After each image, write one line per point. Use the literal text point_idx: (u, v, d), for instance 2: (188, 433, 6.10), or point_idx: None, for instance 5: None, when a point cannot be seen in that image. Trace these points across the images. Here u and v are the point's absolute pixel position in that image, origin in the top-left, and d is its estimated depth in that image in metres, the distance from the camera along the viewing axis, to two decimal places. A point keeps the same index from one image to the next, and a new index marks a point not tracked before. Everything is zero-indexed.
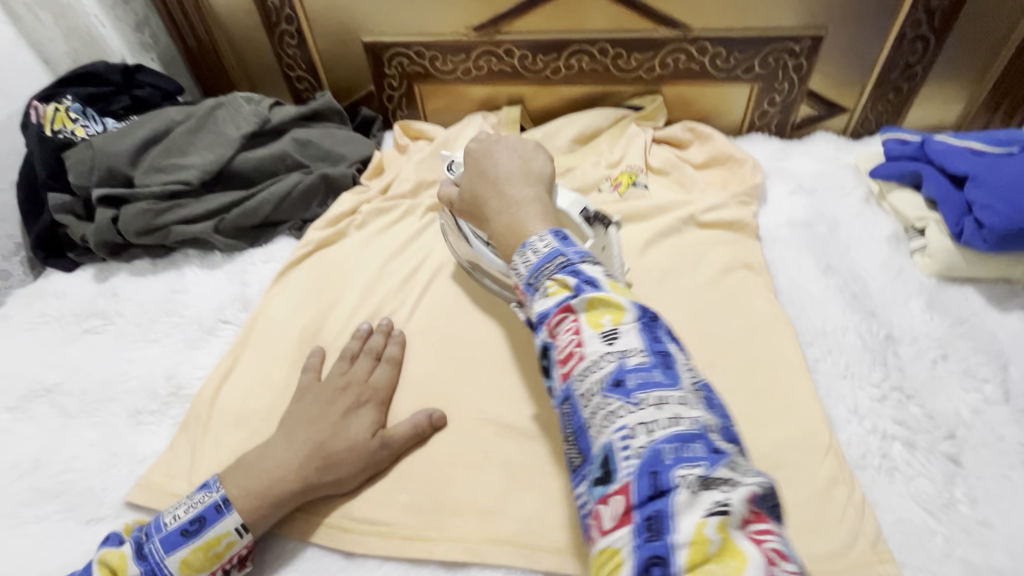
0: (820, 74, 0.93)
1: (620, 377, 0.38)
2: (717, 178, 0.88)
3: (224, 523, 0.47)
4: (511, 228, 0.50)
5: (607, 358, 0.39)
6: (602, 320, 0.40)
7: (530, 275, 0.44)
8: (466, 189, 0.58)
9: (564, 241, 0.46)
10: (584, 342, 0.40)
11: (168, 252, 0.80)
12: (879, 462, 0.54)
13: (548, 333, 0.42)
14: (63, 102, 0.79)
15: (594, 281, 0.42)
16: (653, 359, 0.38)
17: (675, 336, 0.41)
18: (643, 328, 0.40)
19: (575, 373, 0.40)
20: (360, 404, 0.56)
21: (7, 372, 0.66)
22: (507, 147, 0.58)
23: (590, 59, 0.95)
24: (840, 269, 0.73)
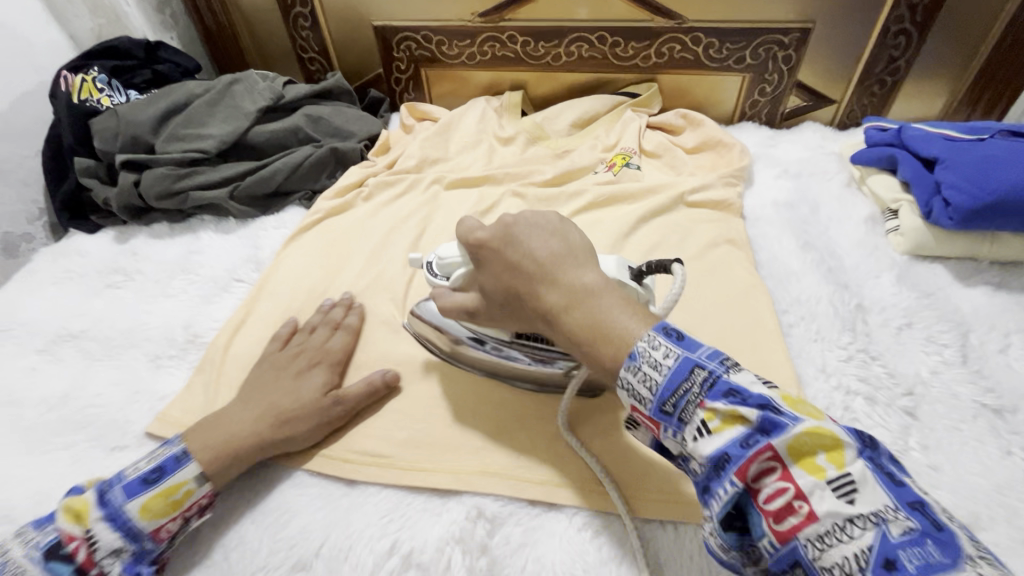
0: (808, 66, 0.98)
1: (887, 551, 0.30)
2: (708, 162, 0.93)
3: (186, 470, 0.50)
4: (598, 333, 0.41)
5: (854, 522, 0.31)
6: (819, 463, 0.33)
7: (664, 400, 0.38)
8: (498, 285, 0.48)
9: (684, 342, 0.38)
10: (805, 495, 0.32)
11: (185, 217, 0.84)
12: (842, 414, 0.58)
13: (740, 481, 0.34)
14: (90, 73, 0.84)
15: (772, 406, 0.35)
16: (913, 518, 0.31)
17: (904, 468, 0.34)
18: (874, 470, 0.33)
19: (804, 538, 0.32)
20: (312, 366, 0.60)
21: (36, 319, 0.70)
22: (530, 227, 0.47)
23: (589, 47, 0.99)
24: (818, 245, 0.77)
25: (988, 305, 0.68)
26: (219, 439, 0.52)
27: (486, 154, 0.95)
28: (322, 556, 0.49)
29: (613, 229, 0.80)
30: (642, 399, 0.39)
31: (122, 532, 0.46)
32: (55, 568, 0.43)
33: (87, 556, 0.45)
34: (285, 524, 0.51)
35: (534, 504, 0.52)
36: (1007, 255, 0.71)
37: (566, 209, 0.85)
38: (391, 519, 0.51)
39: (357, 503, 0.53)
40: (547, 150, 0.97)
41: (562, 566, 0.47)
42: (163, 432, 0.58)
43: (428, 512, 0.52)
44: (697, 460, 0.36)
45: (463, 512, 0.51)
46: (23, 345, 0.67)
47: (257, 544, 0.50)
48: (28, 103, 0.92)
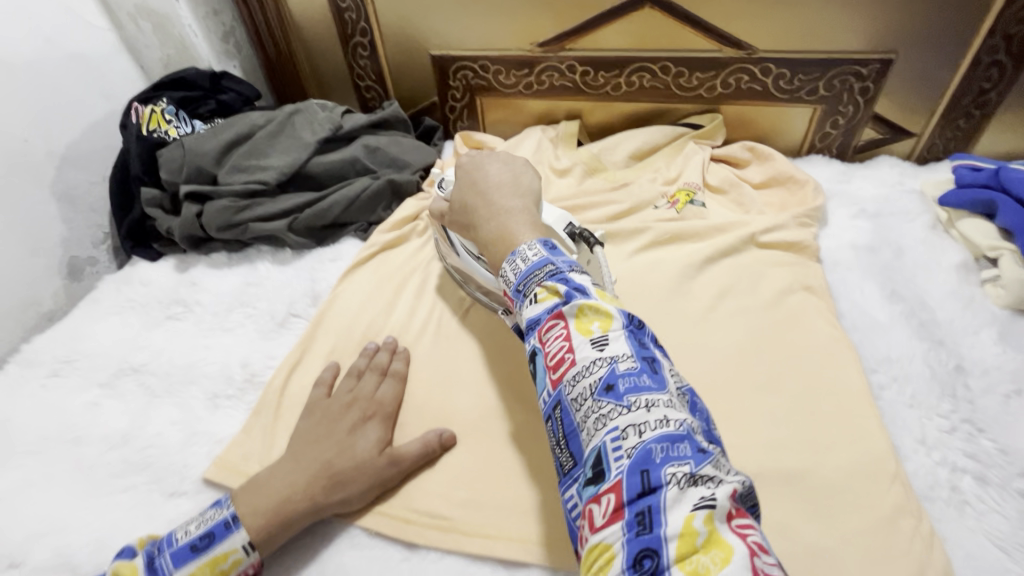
0: (887, 98, 0.92)
1: (610, 381, 0.38)
2: (777, 199, 0.88)
3: (233, 539, 0.48)
4: (500, 237, 0.51)
5: (597, 363, 0.39)
6: (590, 327, 0.41)
7: (519, 283, 0.45)
8: (456, 197, 0.59)
9: (552, 250, 0.46)
10: (573, 347, 0.40)
11: (243, 247, 0.84)
12: (949, 494, 0.53)
13: (537, 342, 0.42)
14: (159, 105, 0.86)
15: (581, 288, 0.42)
16: (641, 362, 0.39)
17: (659, 341, 0.42)
18: (630, 334, 0.40)
19: (565, 380, 0.40)
20: (366, 419, 0.57)
21: (98, 351, 0.71)
22: (496, 159, 0.59)
23: (651, 77, 0.96)
24: (906, 295, 0.72)
25: None
26: (270, 502, 0.50)
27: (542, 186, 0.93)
28: None
29: (679, 270, 0.76)
30: (507, 282, 0.47)
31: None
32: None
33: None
34: None
35: None
36: None
37: (627, 247, 0.82)
38: None
39: (420, 570, 0.50)
40: (604, 182, 0.93)
41: None
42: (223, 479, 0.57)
43: None
44: (522, 327, 0.45)
45: None
46: (86, 378, 0.68)
47: None
48: (97, 131, 0.94)
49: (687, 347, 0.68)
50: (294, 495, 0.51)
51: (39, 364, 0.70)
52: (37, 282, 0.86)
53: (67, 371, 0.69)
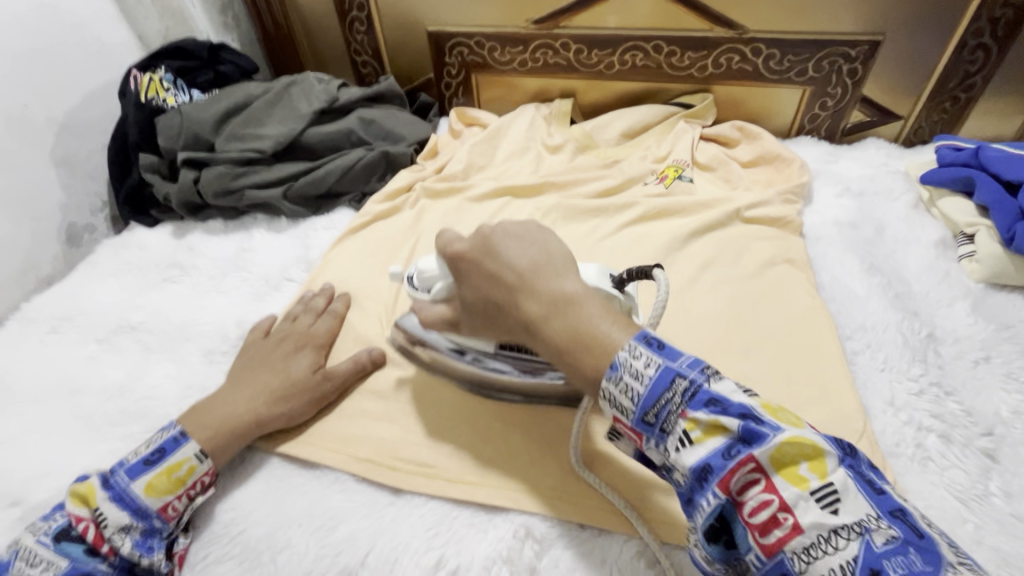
0: (875, 80, 0.94)
1: (872, 563, 0.30)
2: (764, 177, 0.89)
3: (185, 448, 0.51)
4: (575, 339, 0.42)
5: (838, 532, 0.32)
6: (800, 474, 0.34)
7: (646, 410, 0.38)
8: (478, 295, 0.49)
9: (666, 352, 0.39)
10: (789, 506, 0.33)
11: (239, 215, 0.86)
12: (913, 451, 0.55)
13: (724, 493, 0.35)
14: (158, 72, 0.87)
15: (755, 415, 0.36)
16: (893, 527, 0.32)
17: (879, 480, 0.35)
18: (854, 481, 0.34)
19: (789, 550, 0.32)
20: (299, 348, 0.62)
21: (96, 310, 0.73)
22: (509, 236, 0.48)
23: (644, 56, 0.98)
24: (884, 268, 0.74)
25: None
26: (214, 420, 0.53)
27: (533, 161, 0.95)
28: (367, 565, 0.48)
29: (665, 243, 0.78)
30: (625, 409, 0.40)
31: (130, 509, 0.47)
32: (68, 546, 0.44)
33: (97, 533, 0.46)
34: (331, 530, 0.51)
35: (584, 527, 0.50)
36: None
37: (616, 221, 0.84)
38: (438, 532, 0.50)
39: (403, 513, 0.52)
40: (595, 159, 0.95)
41: None
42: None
43: (474, 528, 0.51)
44: (682, 472, 0.37)
45: (511, 531, 0.50)
46: (85, 334, 0.69)
47: (303, 547, 0.49)
48: (97, 100, 0.96)
49: (670, 315, 0.70)
50: (240, 415, 0.54)
51: (39, 320, 0.71)
52: (36, 246, 0.87)
53: (66, 327, 0.70)
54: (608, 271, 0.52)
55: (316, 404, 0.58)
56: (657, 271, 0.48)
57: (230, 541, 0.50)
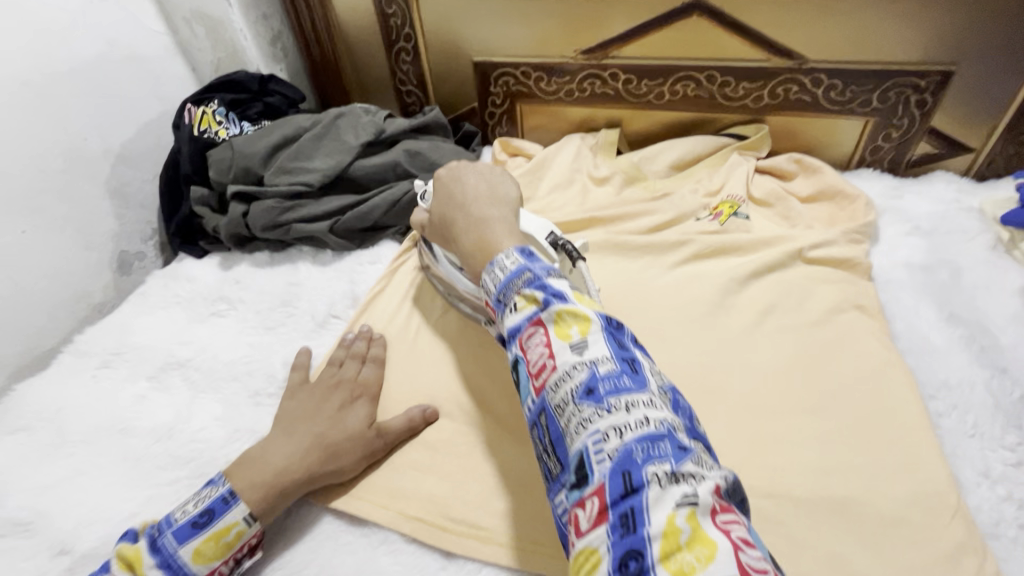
0: (945, 111, 0.89)
1: (591, 384, 0.39)
2: (825, 213, 0.85)
3: (234, 513, 0.49)
4: (480, 243, 0.54)
5: (576, 368, 0.40)
6: (570, 331, 0.42)
7: (500, 292, 0.46)
8: (436, 211, 0.63)
9: (530, 258, 0.48)
10: (553, 353, 0.41)
11: (285, 247, 0.86)
12: (1016, 532, 0.50)
13: (520, 350, 0.44)
14: (211, 106, 0.88)
15: (560, 294, 0.43)
16: (620, 364, 0.40)
17: (638, 345, 0.43)
18: (610, 336, 0.41)
19: (548, 386, 0.41)
20: (353, 399, 0.59)
21: (146, 345, 0.73)
22: (474, 172, 0.64)
23: (696, 86, 0.95)
24: (965, 318, 0.68)
25: None
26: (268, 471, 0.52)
27: (580, 194, 0.93)
28: None
29: (722, 284, 0.74)
30: (486, 293, 0.48)
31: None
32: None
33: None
34: None
35: None
36: None
37: (668, 259, 0.80)
38: None
39: None
40: (644, 192, 0.92)
41: None
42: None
43: None
44: (504, 335, 0.46)
45: None
46: (135, 370, 0.69)
47: None
48: (151, 130, 0.98)
49: (731, 363, 0.66)
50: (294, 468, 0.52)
51: (90, 354, 0.72)
52: (88, 274, 0.89)
53: (117, 362, 0.71)
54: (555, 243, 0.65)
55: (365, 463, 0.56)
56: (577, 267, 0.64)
57: None
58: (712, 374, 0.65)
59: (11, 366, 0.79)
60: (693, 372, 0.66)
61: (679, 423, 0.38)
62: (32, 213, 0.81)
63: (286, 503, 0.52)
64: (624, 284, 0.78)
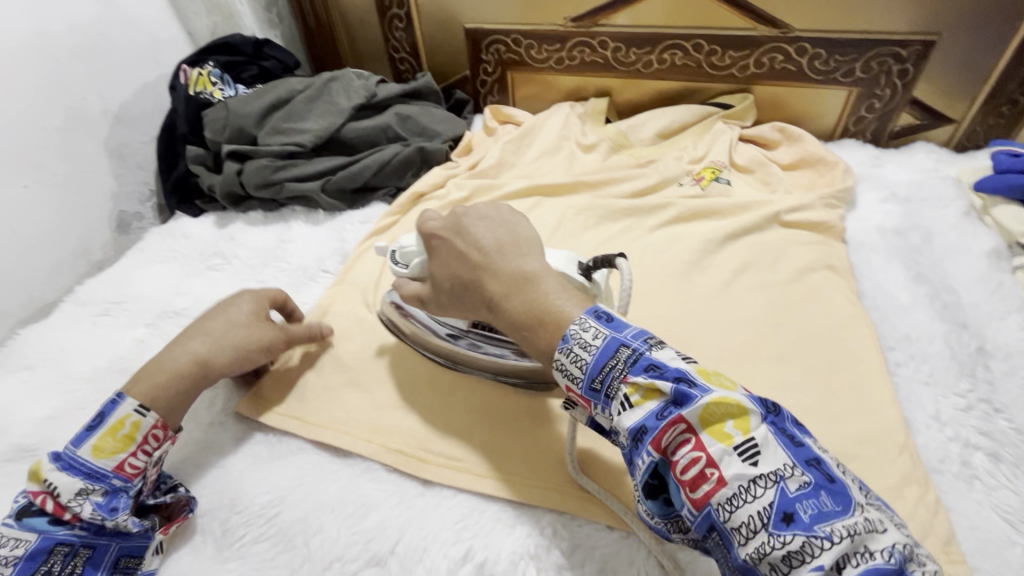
0: (926, 82, 0.90)
1: (786, 506, 0.35)
2: (804, 180, 0.87)
3: (124, 407, 0.51)
4: (535, 313, 0.47)
5: (758, 483, 0.36)
6: (727, 431, 0.37)
7: (593, 377, 0.42)
8: (446, 272, 0.55)
9: (612, 325, 0.44)
10: (715, 462, 0.36)
11: (278, 207, 0.88)
12: (959, 469, 0.53)
13: (656, 452, 0.39)
14: (206, 68, 0.90)
15: (688, 379, 0.39)
16: (808, 473, 0.36)
17: (804, 432, 0.40)
18: (778, 435, 0.38)
19: (716, 502, 0.36)
20: (241, 298, 0.62)
21: (144, 295, 0.76)
22: (479, 218, 0.56)
23: (683, 55, 0.96)
24: (932, 277, 0.71)
25: None
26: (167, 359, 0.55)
27: (567, 160, 0.95)
28: (396, 553, 0.49)
29: (699, 245, 0.77)
30: (574, 377, 0.44)
31: (82, 475, 0.48)
32: (32, 521, 0.47)
33: (56, 504, 0.47)
34: (362, 517, 0.52)
35: (613, 528, 0.50)
36: None
37: (649, 222, 0.82)
38: (466, 525, 0.51)
39: (433, 505, 0.53)
40: (629, 159, 0.94)
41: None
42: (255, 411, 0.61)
43: (501, 523, 0.51)
44: (624, 433, 0.41)
45: (540, 529, 0.50)
46: (133, 318, 0.73)
47: (335, 533, 0.51)
48: (148, 92, 1.00)
49: (704, 319, 0.69)
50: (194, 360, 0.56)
51: (91, 303, 0.75)
52: (88, 232, 0.91)
53: (115, 311, 0.74)
54: (579, 260, 0.55)
55: (264, 351, 0.60)
56: (620, 262, 0.52)
57: (265, 523, 0.52)
58: (685, 327, 0.68)
59: (14, 316, 0.82)
60: (667, 325, 0.69)
61: (905, 549, 0.33)
62: (33, 168, 0.83)
63: (195, 394, 0.56)
64: (605, 246, 0.80)
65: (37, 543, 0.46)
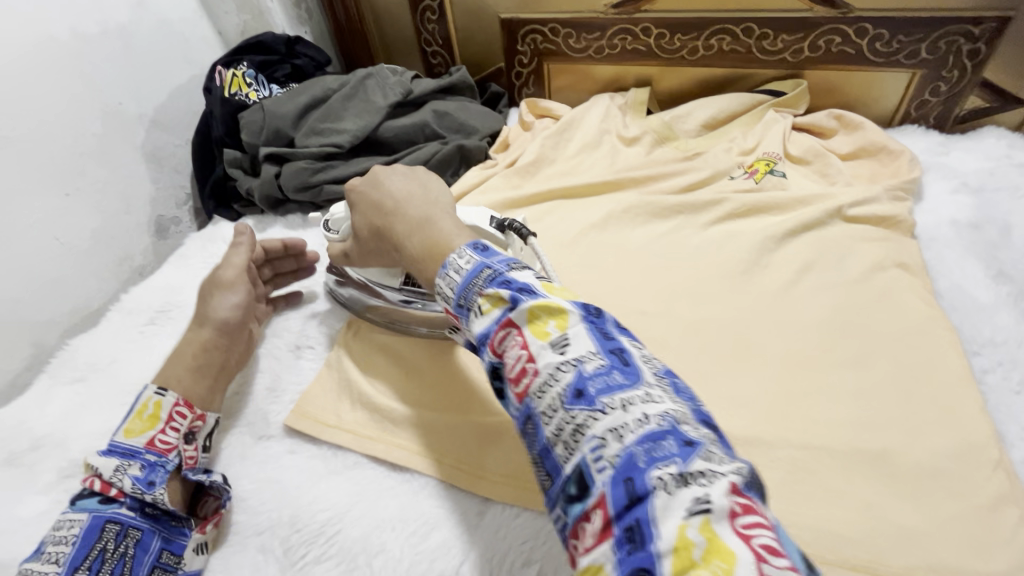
0: (999, 62, 0.84)
1: (580, 386, 0.33)
2: (866, 171, 0.82)
3: (146, 391, 0.55)
4: (427, 245, 0.47)
5: (562, 368, 0.34)
6: (546, 328, 0.36)
7: (460, 295, 0.40)
8: (365, 222, 0.56)
9: (486, 253, 0.42)
10: (534, 356, 0.35)
11: (316, 209, 0.87)
12: None
13: (494, 356, 0.37)
14: (240, 68, 0.88)
15: (528, 288, 0.38)
16: (608, 357, 0.34)
17: (624, 330, 0.38)
18: (591, 326, 0.36)
19: (530, 393, 0.35)
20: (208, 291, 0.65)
21: (189, 303, 0.75)
22: (394, 172, 0.56)
23: (732, 40, 0.91)
24: (1014, 275, 0.66)
25: None
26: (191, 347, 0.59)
27: (609, 154, 0.91)
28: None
29: (757, 243, 0.73)
30: (446, 299, 0.42)
31: (119, 455, 0.51)
32: (84, 502, 0.49)
33: (103, 482, 0.49)
34: (425, 536, 0.50)
35: None
36: None
37: (701, 218, 0.79)
38: (533, 546, 0.49)
39: (495, 526, 0.51)
40: (675, 152, 0.90)
41: None
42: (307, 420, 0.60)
43: None
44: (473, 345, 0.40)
45: None
46: (180, 326, 0.72)
47: (398, 552, 0.49)
48: (182, 94, 0.98)
49: (767, 322, 0.65)
50: (218, 341, 0.60)
51: (137, 312, 0.75)
52: (129, 238, 0.91)
53: (162, 319, 0.73)
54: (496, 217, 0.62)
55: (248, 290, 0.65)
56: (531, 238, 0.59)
57: (326, 541, 0.51)
58: (746, 330, 0.65)
59: (61, 325, 0.82)
60: (725, 328, 0.65)
61: (682, 413, 0.32)
62: (76, 175, 0.83)
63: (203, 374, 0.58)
64: (657, 245, 0.77)
65: (90, 521, 0.47)
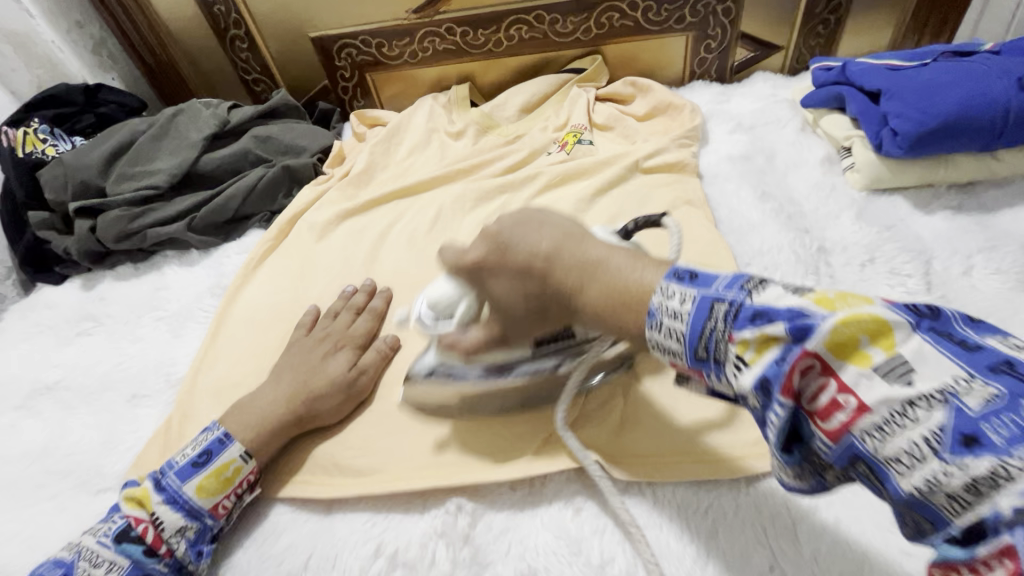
0: (750, 18, 0.97)
1: (963, 428, 0.25)
2: (660, 127, 0.92)
3: (229, 450, 0.53)
4: (614, 299, 0.38)
5: (918, 404, 0.27)
6: (866, 354, 0.29)
7: (695, 346, 0.33)
8: (509, 292, 0.45)
9: (698, 282, 0.35)
10: (851, 388, 0.28)
11: (148, 255, 0.84)
12: None
13: (790, 401, 0.30)
14: (32, 125, 0.85)
15: (803, 310, 0.30)
16: (997, 384, 0.26)
17: (983, 333, 0.29)
18: (941, 346, 0.28)
19: (861, 433, 0.28)
20: (338, 348, 0.63)
21: (10, 378, 0.71)
22: (520, 223, 0.46)
23: (528, 28, 0.99)
24: (775, 195, 0.77)
25: (948, 230, 0.68)
26: None
27: (438, 150, 0.95)
28: (310, 568, 0.49)
29: (571, 207, 0.80)
30: (675, 352, 0.35)
31: (183, 511, 0.50)
32: (129, 547, 0.48)
33: (156, 534, 0.49)
34: (273, 542, 0.52)
35: (514, 489, 0.53)
36: (964, 176, 0.71)
37: (523, 194, 0.85)
38: (375, 523, 0.52)
39: (338, 519, 0.53)
40: (498, 138, 0.96)
41: (547, 548, 0.48)
42: (278, 435, 0.56)
43: (408, 511, 0.52)
44: (742, 396, 0.32)
45: (443, 510, 0.52)
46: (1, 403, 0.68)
47: (248, 565, 0.51)
48: None
49: None
50: None
51: None
52: None
53: None
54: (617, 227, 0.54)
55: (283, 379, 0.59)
56: (668, 221, 0.53)
57: None
58: None
59: None
60: None
61: None
62: None
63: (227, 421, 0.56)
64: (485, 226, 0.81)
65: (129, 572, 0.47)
